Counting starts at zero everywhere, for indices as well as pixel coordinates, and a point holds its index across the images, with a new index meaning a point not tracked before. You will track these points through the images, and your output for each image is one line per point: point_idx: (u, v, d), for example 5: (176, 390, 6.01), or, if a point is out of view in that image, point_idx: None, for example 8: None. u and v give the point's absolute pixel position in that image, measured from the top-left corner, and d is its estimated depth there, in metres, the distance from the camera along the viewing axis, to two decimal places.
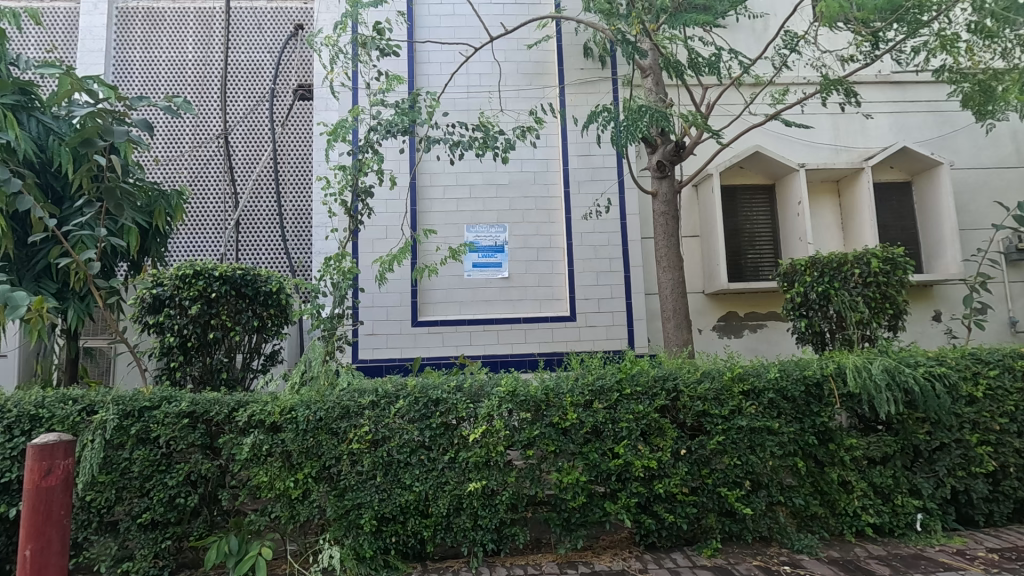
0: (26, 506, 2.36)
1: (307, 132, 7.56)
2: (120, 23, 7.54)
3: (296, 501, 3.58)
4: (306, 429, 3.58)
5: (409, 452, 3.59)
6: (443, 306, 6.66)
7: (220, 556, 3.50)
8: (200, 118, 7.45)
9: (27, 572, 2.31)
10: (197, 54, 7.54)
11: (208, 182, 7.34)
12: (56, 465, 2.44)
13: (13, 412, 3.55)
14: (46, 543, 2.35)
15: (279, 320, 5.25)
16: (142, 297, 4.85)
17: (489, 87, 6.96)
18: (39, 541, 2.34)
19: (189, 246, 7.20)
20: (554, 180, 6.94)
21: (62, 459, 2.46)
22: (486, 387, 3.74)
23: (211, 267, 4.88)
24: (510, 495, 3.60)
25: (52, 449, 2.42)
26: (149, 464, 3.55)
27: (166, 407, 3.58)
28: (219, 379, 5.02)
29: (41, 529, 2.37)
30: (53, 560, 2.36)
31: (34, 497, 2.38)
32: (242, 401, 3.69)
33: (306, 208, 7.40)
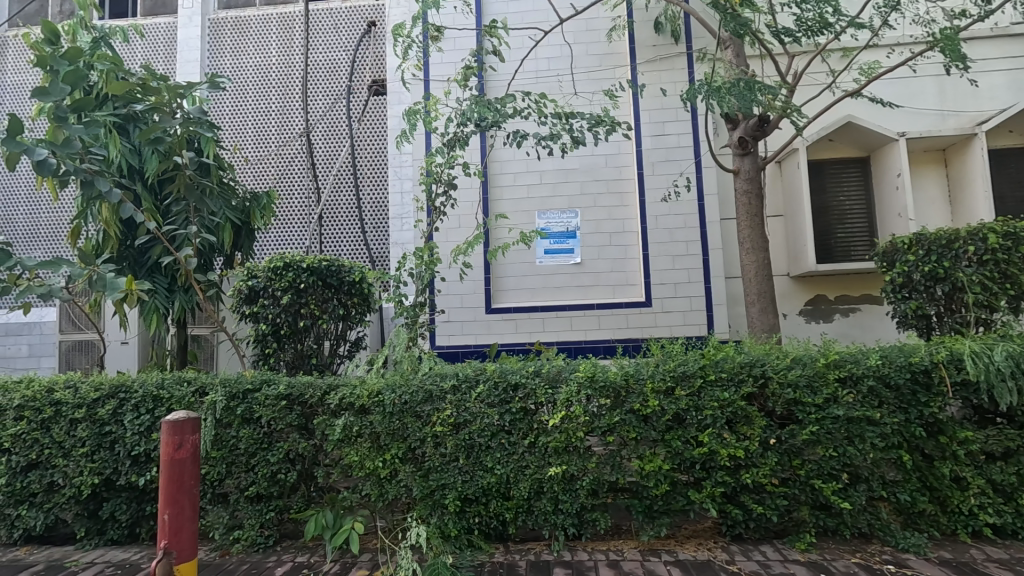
0: (163, 476, 2.57)
1: (382, 126, 7.78)
2: (212, 33, 8.09)
3: (384, 480, 3.76)
4: (393, 412, 3.74)
5: (489, 436, 3.66)
6: (516, 293, 6.71)
7: (318, 529, 3.72)
8: (284, 119, 7.87)
9: (165, 534, 2.53)
10: (280, 58, 7.95)
11: (293, 179, 7.77)
12: (187, 440, 2.63)
13: (139, 393, 3.96)
14: (180, 510, 2.57)
15: (362, 308, 5.55)
16: (239, 289, 5.19)
17: (557, 72, 6.87)
18: (175, 506, 2.56)
19: (278, 240, 7.67)
20: (626, 162, 6.78)
21: (191, 434, 2.65)
22: (564, 372, 3.73)
23: (300, 259, 5.17)
24: (591, 480, 3.60)
25: (183, 425, 2.61)
26: (254, 442, 3.84)
27: (267, 390, 3.85)
28: (310, 364, 5.33)
29: (175, 496, 2.58)
30: (184, 524, 2.57)
31: (169, 468, 2.59)
32: (333, 384, 3.90)
33: (383, 201, 7.66)
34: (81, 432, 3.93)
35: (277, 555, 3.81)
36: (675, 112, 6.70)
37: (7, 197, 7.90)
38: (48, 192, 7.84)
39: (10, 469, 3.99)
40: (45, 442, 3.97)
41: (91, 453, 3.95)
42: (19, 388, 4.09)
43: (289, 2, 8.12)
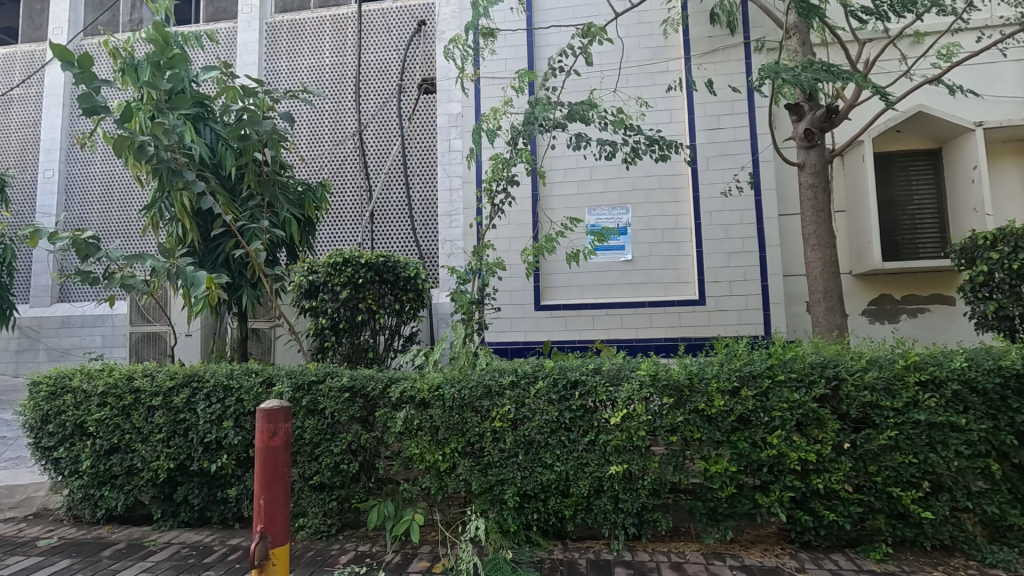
0: (256, 463, 2.45)
1: (432, 125, 7.86)
2: (269, 37, 8.36)
3: (444, 474, 3.80)
4: (452, 407, 3.77)
5: (548, 432, 3.64)
6: (566, 290, 6.67)
7: (380, 519, 3.79)
8: (337, 118, 8.06)
9: (260, 519, 2.40)
10: (333, 59, 8.15)
11: (346, 177, 7.95)
12: (279, 427, 2.49)
13: (211, 382, 4.13)
14: (274, 495, 2.43)
15: (416, 304, 5.63)
16: (299, 284, 5.33)
17: (609, 67, 6.79)
18: (269, 491, 2.43)
19: (332, 237, 7.87)
20: (680, 157, 6.63)
21: (283, 421, 2.50)
22: (625, 370, 3.67)
23: (358, 255, 5.29)
24: (653, 480, 3.54)
25: (275, 411, 2.47)
26: (318, 432, 3.94)
27: (331, 382, 3.95)
28: (366, 358, 5.46)
29: (268, 483, 2.44)
30: (277, 509, 2.44)
31: (262, 455, 2.45)
32: (394, 378, 3.97)
33: (433, 198, 7.73)
34: (158, 419, 4.13)
35: (340, 544, 3.91)
36: (732, 104, 6.50)
37: (83, 197, 8.41)
38: (120, 192, 8.31)
39: (94, 452, 4.24)
40: (126, 427, 4.20)
41: (167, 439, 4.15)
42: (102, 375, 4.33)
43: (343, 4, 8.30)
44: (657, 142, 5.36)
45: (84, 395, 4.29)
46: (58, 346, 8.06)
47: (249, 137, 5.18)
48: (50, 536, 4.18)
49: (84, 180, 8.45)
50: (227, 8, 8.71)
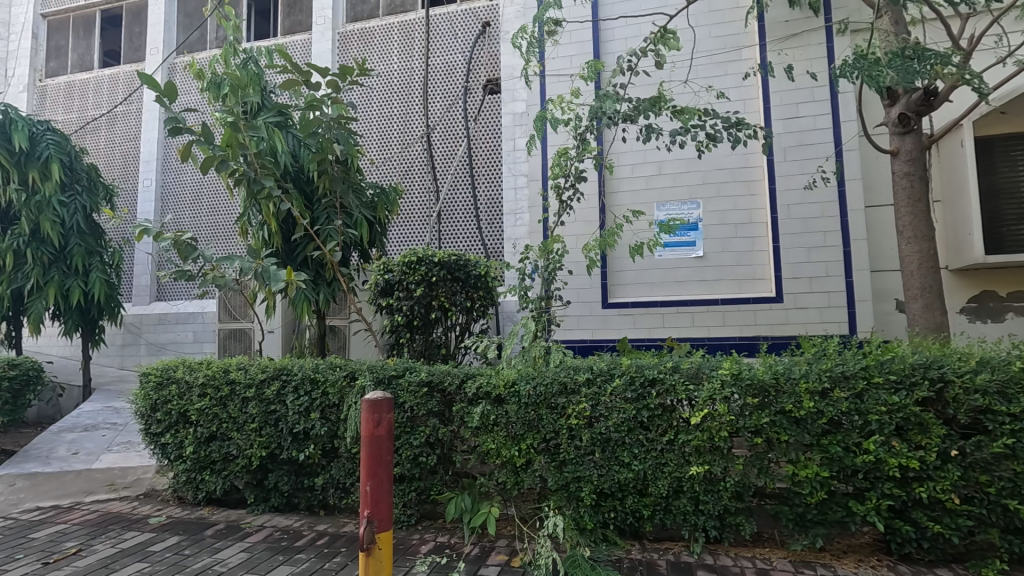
0: (363, 450, 2.32)
1: (496, 124, 7.93)
2: (341, 45, 8.72)
3: (519, 469, 3.84)
4: (528, 403, 3.80)
5: (625, 431, 3.60)
6: (635, 288, 6.56)
7: (458, 511, 3.89)
8: (405, 121, 8.29)
9: (366, 505, 2.29)
10: (401, 64, 8.39)
11: (414, 178, 8.17)
12: (383, 418, 2.32)
13: (299, 375, 4.37)
14: (379, 483, 2.29)
15: (486, 301, 5.74)
16: (376, 283, 5.53)
17: (678, 58, 6.62)
18: (375, 478, 2.28)
19: (401, 238, 8.11)
20: (754, 148, 6.36)
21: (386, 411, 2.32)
22: (705, 369, 3.57)
23: (431, 254, 5.44)
24: (736, 482, 3.44)
25: (379, 402, 2.30)
26: (398, 426, 4.08)
27: (410, 376, 4.09)
28: (438, 354, 5.60)
29: (374, 470, 2.30)
30: (382, 496, 2.31)
31: (369, 443, 2.32)
32: (470, 373, 4.05)
33: (498, 196, 7.80)
34: (251, 409, 4.41)
35: (419, 534, 4.04)
36: (811, 91, 6.17)
37: (177, 203, 9.10)
38: (209, 198, 8.92)
39: (195, 438, 4.58)
40: (223, 417, 4.50)
41: (259, 428, 4.42)
42: (202, 368, 4.68)
43: (410, 10, 8.52)
44: (736, 123, 5.19)
45: (186, 386, 4.65)
46: (157, 341, 8.75)
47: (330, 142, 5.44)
48: (159, 515, 4.56)
49: (178, 188, 9.13)
50: (302, 21, 9.14)
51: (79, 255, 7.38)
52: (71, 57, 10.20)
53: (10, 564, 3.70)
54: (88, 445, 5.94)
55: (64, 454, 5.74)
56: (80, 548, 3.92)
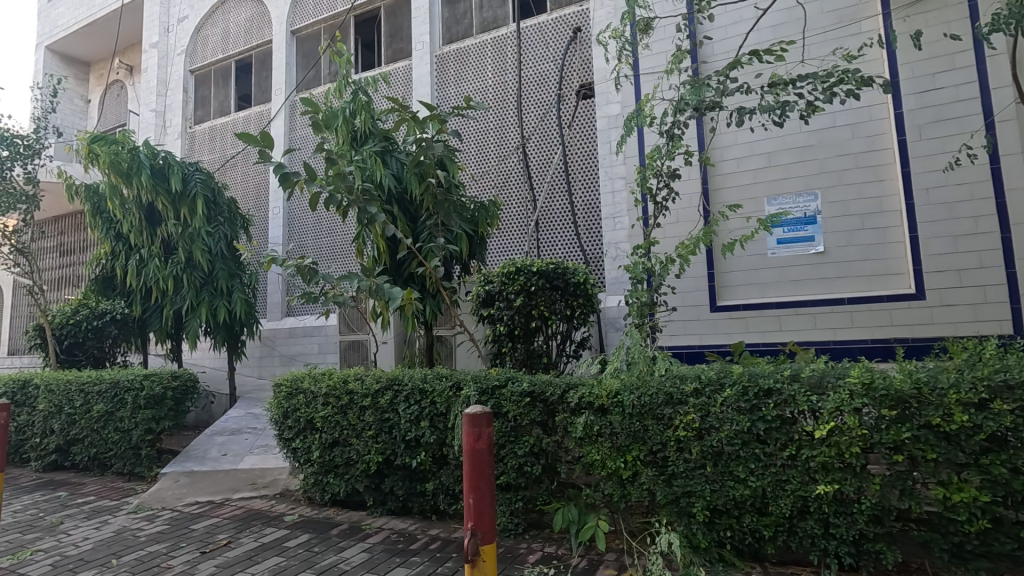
0: (467, 464, 2.32)
1: (591, 129, 7.80)
2: (439, 67, 9.13)
3: (626, 481, 3.74)
4: (632, 413, 3.69)
5: (740, 444, 3.36)
6: (746, 289, 6.14)
7: (565, 522, 3.88)
8: (501, 133, 8.47)
9: (469, 518, 2.25)
10: (495, 78, 8.59)
11: (512, 189, 8.30)
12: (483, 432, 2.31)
13: (409, 385, 4.60)
14: (481, 495, 2.25)
15: (586, 309, 5.72)
16: (477, 294, 5.66)
17: (784, 40, 6.14)
18: (477, 491, 2.23)
19: (502, 248, 8.28)
20: (881, 129, 5.71)
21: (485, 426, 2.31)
22: (830, 377, 3.25)
23: (530, 264, 5.49)
24: (873, 505, 3.08)
25: (478, 416, 2.29)
26: (503, 434, 4.14)
27: (512, 386, 4.14)
28: (541, 363, 5.65)
29: (476, 484, 2.27)
30: (486, 508, 2.26)
31: (471, 457, 2.31)
32: (572, 383, 4.03)
33: (595, 202, 7.66)
34: (368, 417, 4.71)
35: (527, 543, 4.06)
36: (950, 59, 5.43)
37: (301, 227, 10.02)
38: (328, 222, 9.73)
39: (321, 444, 4.97)
40: (344, 424, 4.86)
41: (375, 435, 4.71)
42: (324, 378, 5.08)
43: (502, 26, 8.71)
44: (839, 79, 4.71)
45: (311, 395, 5.07)
46: (288, 353, 9.65)
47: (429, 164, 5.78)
48: (293, 513, 5.01)
49: (302, 214, 10.04)
50: (403, 48, 9.66)
51: (224, 277, 8.40)
52: (213, 105, 11.63)
53: (177, 551, 4.25)
54: (234, 448, 6.67)
55: (216, 454, 6.50)
56: (230, 541, 4.41)
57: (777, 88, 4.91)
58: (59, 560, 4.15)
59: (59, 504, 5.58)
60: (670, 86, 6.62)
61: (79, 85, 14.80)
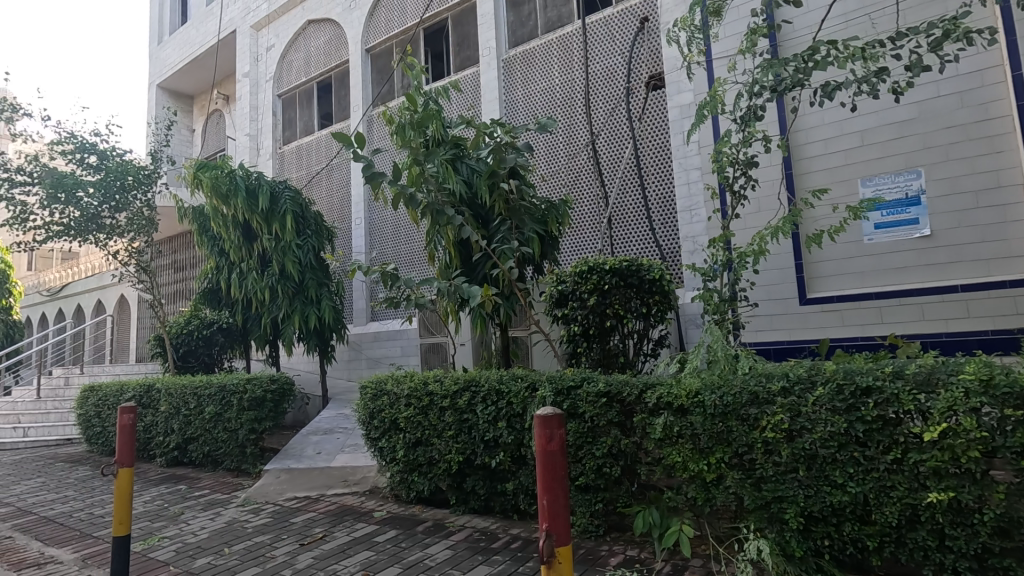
0: (538, 465, 2.26)
1: (663, 121, 7.57)
2: (506, 71, 9.24)
3: (711, 485, 3.59)
4: (714, 414, 3.54)
5: (836, 447, 3.13)
6: (839, 279, 5.71)
7: (647, 525, 3.79)
8: (570, 131, 8.42)
9: (543, 520, 2.19)
10: (562, 77, 8.55)
11: (582, 187, 8.22)
12: (556, 434, 2.25)
13: (486, 386, 4.68)
14: (555, 495, 2.19)
15: (663, 306, 5.56)
16: (550, 294, 5.65)
17: (874, 7, 5.66)
18: (551, 493, 2.19)
19: (575, 248, 8.23)
20: (996, 95, 5.09)
21: (558, 427, 2.25)
22: (940, 373, 2.95)
23: (602, 262, 5.41)
24: (997, 516, 2.75)
25: (550, 416, 2.24)
26: (580, 435, 4.12)
27: (588, 386, 4.11)
28: (619, 363, 5.55)
29: (549, 484, 2.21)
30: (560, 509, 2.19)
31: (542, 459, 2.25)
32: (650, 383, 3.95)
33: (670, 195, 7.42)
34: (448, 417, 4.85)
35: (608, 545, 4.01)
36: None
37: (381, 236, 10.47)
38: (406, 229, 10.10)
39: (404, 443, 5.17)
40: (426, 425, 5.02)
41: (455, 435, 4.84)
42: (406, 380, 5.28)
43: (567, 24, 8.65)
44: (944, 34, 4.33)
45: (395, 397, 5.29)
46: (373, 356, 10.11)
47: (498, 168, 5.89)
48: (381, 510, 5.25)
49: (381, 223, 10.49)
50: (471, 55, 9.84)
51: (313, 286, 8.99)
52: (299, 125, 12.44)
53: (279, 542, 4.59)
54: (327, 446, 7.09)
55: (311, 453, 6.93)
56: (325, 534, 4.69)
57: (869, 58, 4.57)
58: (180, 547, 4.60)
59: (180, 497, 6.19)
60: (742, 67, 6.31)
61: (185, 116, 16.36)
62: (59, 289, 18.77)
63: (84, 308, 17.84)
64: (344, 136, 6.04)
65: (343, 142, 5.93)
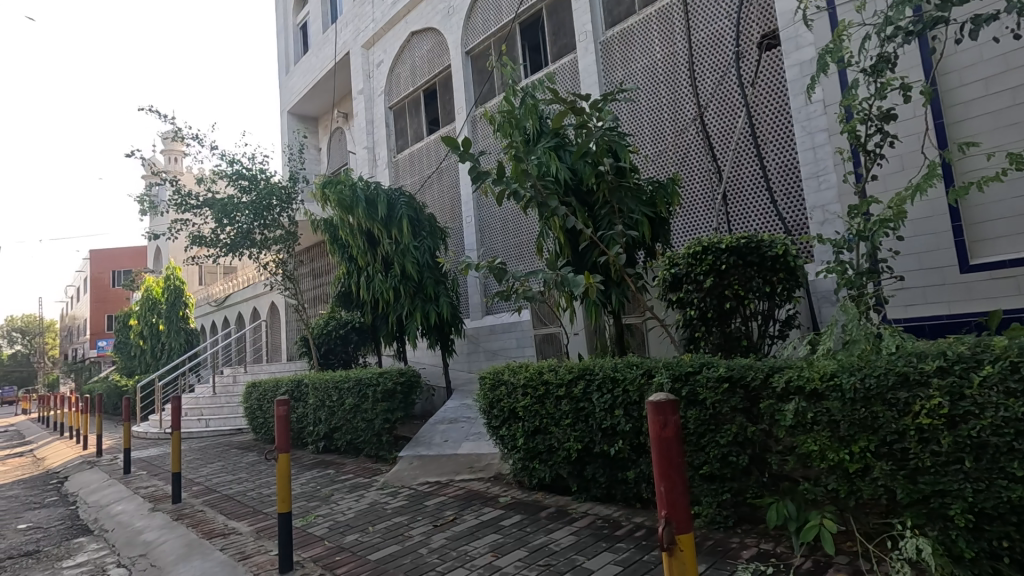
0: (653, 454, 2.19)
1: (780, 82, 6.96)
2: (604, 54, 9.04)
3: (854, 476, 3.29)
4: (854, 398, 3.22)
5: (1013, 435, 2.70)
6: (1013, 241, 4.85)
7: (781, 518, 3.55)
8: (675, 107, 8.04)
9: (661, 507, 2.15)
10: (664, 51, 8.18)
11: (692, 164, 7.82)
12: (671, 422, 2.15)
13: (600, 374, 4.66)
14: (672, 482, 2.12)
15: (790, 283, 5.14)
16: (663, 278, 5.46)
17: None
18: (668, 479, 2.13)
19: (688, 228, 7.89)
20: None
21: (672, 415, 2.15)
22: None
23: (717, 241, 5.13)
24: None
25: (664, 404, 2.13)
26: (702, 423, 3.96)
27: (707, 372, 3.94)
28: (741, 346, 5.24)
29: (666, 473, 2.15)
30: (679, 496, 2.13)
31: (657, 448, 2.18)
32: (777, 366, 3.71)
33: (792, 162, 6.81)
34: (565, 406, 4.90)
35: (739, 538, 3.82)
36: None
37: (491, 231, 10.77)
38: (514, 224, 10.31)
39: (524, 431, 5.32)
40: (543, 413, 5.12)
41: (573, 424, 4.88)
42: (522, 371, 5.42)
43: None
44: None
45: (512, 386, 5.46)
46: (491, 348, 10.45)
47: (599, 154, 5.79)
48: (506, 495, 5.45)
49: (490, 220, 10.80)
50: (568, 43, 9.75)
51: (431, 284, 9.49)
52: (410, 134, 13.17)
53: (415, 523, 4.95)
54: (453, 435, 7.49)
55: (439, 440, 7.36)
56: (456, 517, 4.99)
57: None
58: (333, 524, 5.14)
59: (329, 480, 6.91)
60: (870, 9, 5.63)
61: (313, 137, 18.01)
62: (224, 299, 21.64)
63: (244, 315, 20.43)
64: (451, 140, 6.29)
65: (449, 146, 6.18)
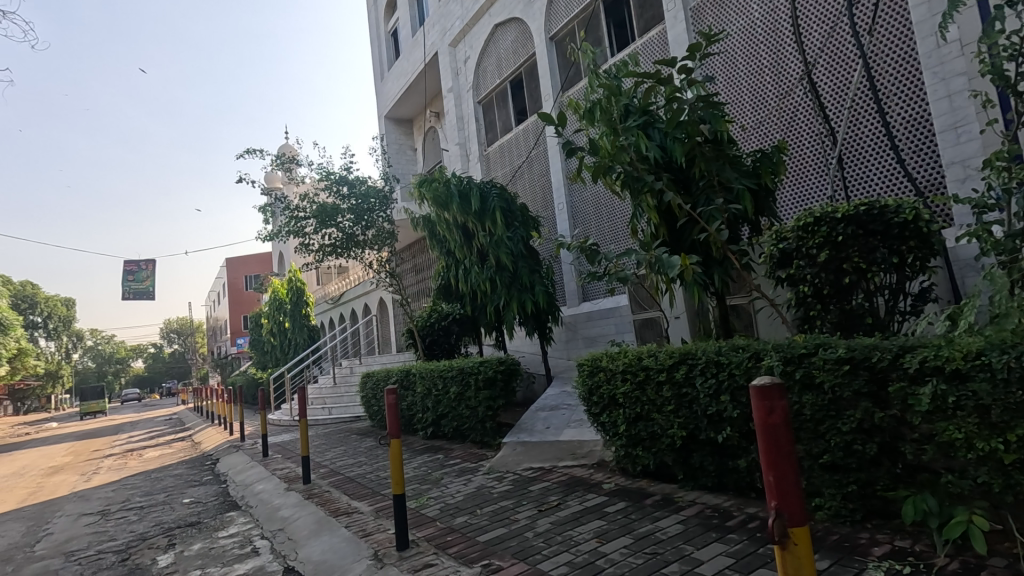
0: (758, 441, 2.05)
1: (903, 25, 6.15)
2: (695, 22, 8.54)
3: (1011, 468, 2.87)
4: (1008, 379, 2.80)
5: None
6: None
7: (919, 513, 3.19)
8: (777, 69, 7.42)
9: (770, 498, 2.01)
10: (762, 9, 7.57)
11: (800, 129, 7.18)
12: (777, 407, 2.00)
13: (703, 358, 4.45)
14: (781, 472, 1.97)
15: (922, 252, 4.56)
16: (771, 255, 5.08)
17: None
18: (776, 469, 1.98)
19: (798, 200, 7.27)
20: None
21: (778, 399, 1.99)
22: None
23: (832, 210, 4.69)
24: None
25: (768, 388, 1.97)
26: (821, 409, 3.65)
27: (824, 353, 3.62)
28: (865, 325, 4.75)
29: (773, 461, 2.00)
30: (789, 487, 1.98)
31: (763, 434, 2.03)
32: (908, 345, 3.33)
33: (921, 114, 6.01)
34: (666, 392, 4.74)
35: (869, 533, 3.49)
36: None
37: (584, 216, 10.65)
38: (607, 207, 10.11)
39: (625, 418, 5.22)
40: (644, 400, 4.99)
41: (676, 410, 4.71)
42: (620, 357, 5.31)
43: None
44: None
45: (610, 372, 5.37)
46: (590, 335, 10.35)
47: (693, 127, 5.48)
48: (610, 482, 5.40)
49: (582, 205, 10.67)
50: (655, 13, 9.32)
51: (525, 274, 9.54)
52: (499, 126, 13.34)
53: (520, 507, 5.07)
54: (554, 422, 7.53)
55: (541, 427, 7.44)
56: (560, 502, 5.04)
57: None
58: (443, 506, 5.40)
59: (439, 464, 7.26)
60: None
61: (408, 138, 18.81)
62: (339, 297, 23.37)
63: (357, 311, 21.93)
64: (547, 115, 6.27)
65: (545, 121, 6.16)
